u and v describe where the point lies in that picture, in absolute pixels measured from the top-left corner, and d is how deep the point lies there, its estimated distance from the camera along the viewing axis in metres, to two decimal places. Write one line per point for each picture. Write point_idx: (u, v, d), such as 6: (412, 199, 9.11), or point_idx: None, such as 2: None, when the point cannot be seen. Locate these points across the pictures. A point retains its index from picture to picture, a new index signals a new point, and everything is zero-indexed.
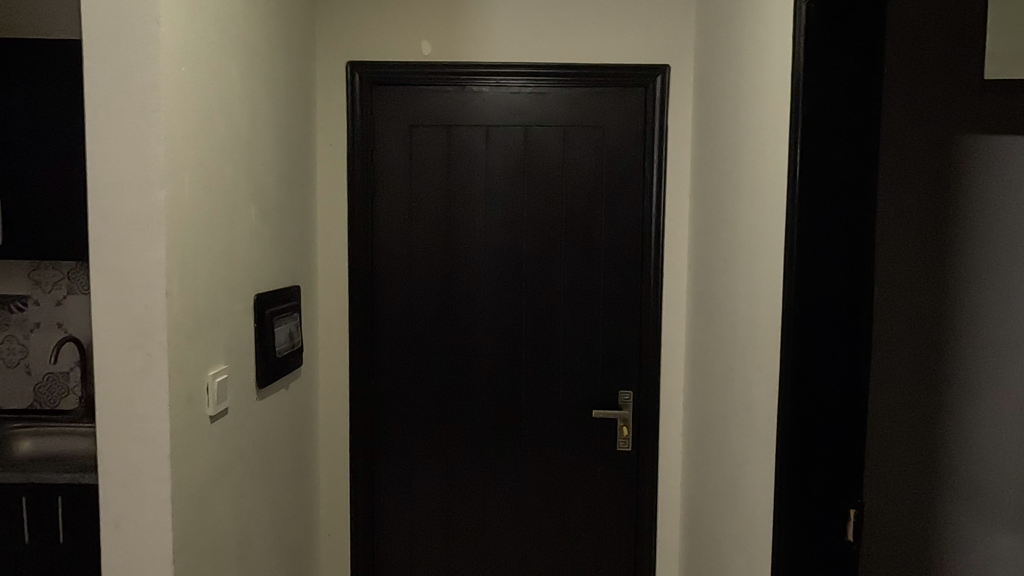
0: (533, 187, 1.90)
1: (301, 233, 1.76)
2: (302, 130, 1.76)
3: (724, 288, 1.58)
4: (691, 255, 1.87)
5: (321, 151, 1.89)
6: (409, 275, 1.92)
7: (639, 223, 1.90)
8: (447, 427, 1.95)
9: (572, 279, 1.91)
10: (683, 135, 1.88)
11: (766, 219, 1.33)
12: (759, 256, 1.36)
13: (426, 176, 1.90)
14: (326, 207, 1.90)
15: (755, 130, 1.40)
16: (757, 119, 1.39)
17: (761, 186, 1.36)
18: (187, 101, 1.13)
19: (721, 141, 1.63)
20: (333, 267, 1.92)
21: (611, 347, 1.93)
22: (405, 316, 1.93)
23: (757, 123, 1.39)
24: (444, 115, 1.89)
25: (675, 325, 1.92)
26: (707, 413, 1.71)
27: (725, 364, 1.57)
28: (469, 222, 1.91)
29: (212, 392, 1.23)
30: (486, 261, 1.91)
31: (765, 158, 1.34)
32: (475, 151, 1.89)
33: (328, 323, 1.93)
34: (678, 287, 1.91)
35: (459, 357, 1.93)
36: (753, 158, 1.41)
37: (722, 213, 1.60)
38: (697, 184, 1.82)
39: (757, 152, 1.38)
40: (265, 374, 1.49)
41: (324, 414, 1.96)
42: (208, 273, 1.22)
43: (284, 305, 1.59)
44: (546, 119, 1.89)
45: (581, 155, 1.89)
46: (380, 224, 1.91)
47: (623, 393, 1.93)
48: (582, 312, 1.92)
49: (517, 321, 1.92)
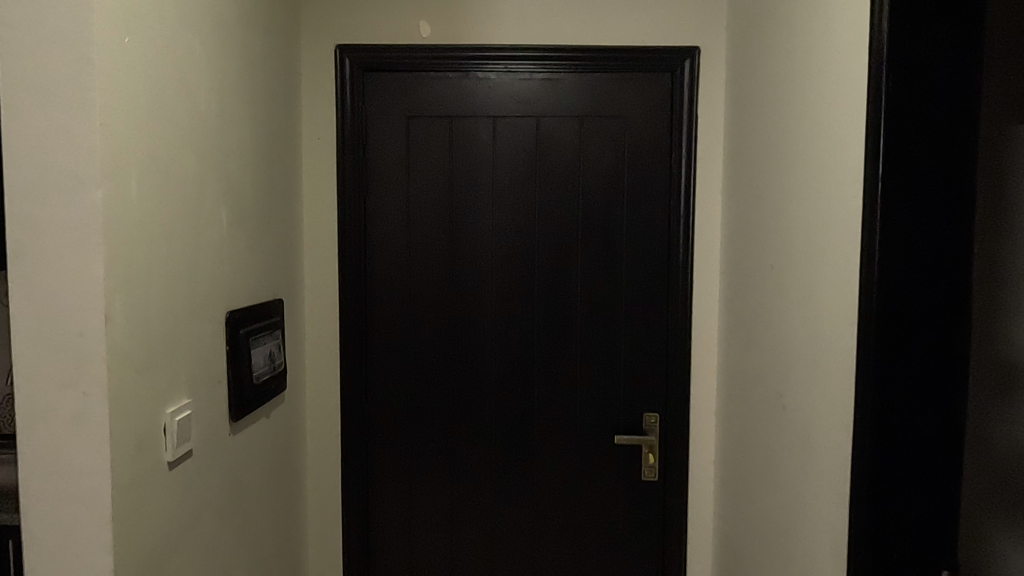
0: (545, 185, 1.69)
1: (285, 240, 1.55)
2: (284, 123, 1.54)
3: (772, 301, 1.37)
4: (725, 261, 1.66)
5: (308, 147, 1.68)
6: (407, 285, 1.71)
7: (666, 226, 1.69)
8: (450, 456, 1.74)
9: (590, 291, 1.71)
10: (715, 126, 1.67)
11: (831, 223, 1.12)
12: (822, 266, 1.15)
13: (425, 173, 1.69)
14: (314, 209, 1.69)
15: (813, 118, 1.19)
16: (816, 104, 1.18)
17: (822, 183, 1.15)
18: (132, 80, 0.92)
19: (764, 132, 1.42)
20: (321, 277, 1.71)
21: (634, 366, 1.72)
22: (402, 333, 1.72)
23: (817, 111, 1.18)
24: (446, 105, 1.68)
25: (706, 340, 1.71)
26: (748, 442, 1.50)
27: (774, 389, 1.36)
28: (473, 225, 1.70)
29: (170, 435, 1.03)
30: (494, 268, 1.71)
31: (828, 151, 1.13)
32: (481, 146, 1.69)
33: (316, 339, 1.72)
34: (710, 297, 1.71)
35: (464, 378, 1.72)
36: (811, 151, 1.20)
37: (767, 216, 1.40)
38: (732, 181, 1.61)
39: (817, 143, 1.17)
40: (241, 405, 1.28)
41: (313, 441, 1.75)
42: (164, 290, 1.01)
43: (263, 321, 1.38)
44: (561, 108, 1.68)
45: (600, 149, 1.69)
46: (375, 228, 1.70)
47: (649, 416, 1.73)
48: (601, 326, 1.71)
49: (529, 336, 1.72)
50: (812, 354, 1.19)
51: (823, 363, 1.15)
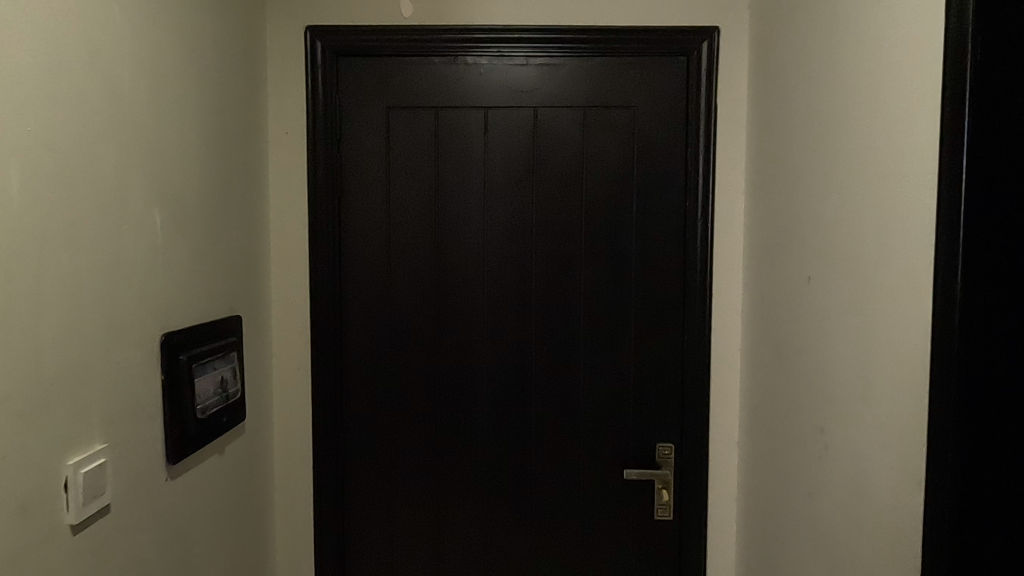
0: (543, 186, 1.49)
1: (244, 248, 1.35)
2: (243, 115, 1.35)
3: (809, 320, 1.17)
4: (749, 271, 1.46)
5: (275, 143, 1.48)
6: (388, 299, 1.51)
7: (680, 231, 1.49)
8: (438, 492, 1.54)
9: (595, 306, 1.51)
10: (737, 118, 1.47)
11: (892, 227, 0.92)
12: (880, 279, 0.95)
13: (408, 172, 1.49)
14: (282, 212, 1.49)
15: (867, 99, 0.98)
16: (870, 83, 0.98)
17: (880, 178, 0.94)
18: (10, 47, 0.73)
19: (798, 124, 1.22)
20: (290, 289, 1.51)
21: (645, 389, 1.52)
22: (382, 353, 1.52)
23: (871, 92, 0.97)
24: (431, 94, 1.48)
25: (726, 360, 1.51)
26: (780, 481, 1.29)
27: (814, 423, 1.15)
28: (462, 231, 1.50)
29: (74, 490, 0.82)
30: (485, 279, 1.51)
31: (888, 139, 0.93)
32: (472, 141, 1.49)
33: (285, 360, 1.52)
34: (731, 312, 1.50)
35: (452, 403, 1.52)
36: (864, 140, 0.99)
37: (802, 220, 1.20)
38: (758, 181, 1.41)
39: (872, 130, 0.97)
40: (183, 443, 1.08)
41: (283, 475, 1.54)
42: (65, 312, 0.81)
43: (212, 344, 1.18)
44: (561, 97, 1.48)
45: (605, 145, 1.49)
46: (352, 234, 1.50)
47: (662, 447, 1.52)
48: (608, 345, 1.51)
49: (526, 357, 1.51)
50: (867, 385, 0.98)
51: (881, 397, 0.95)
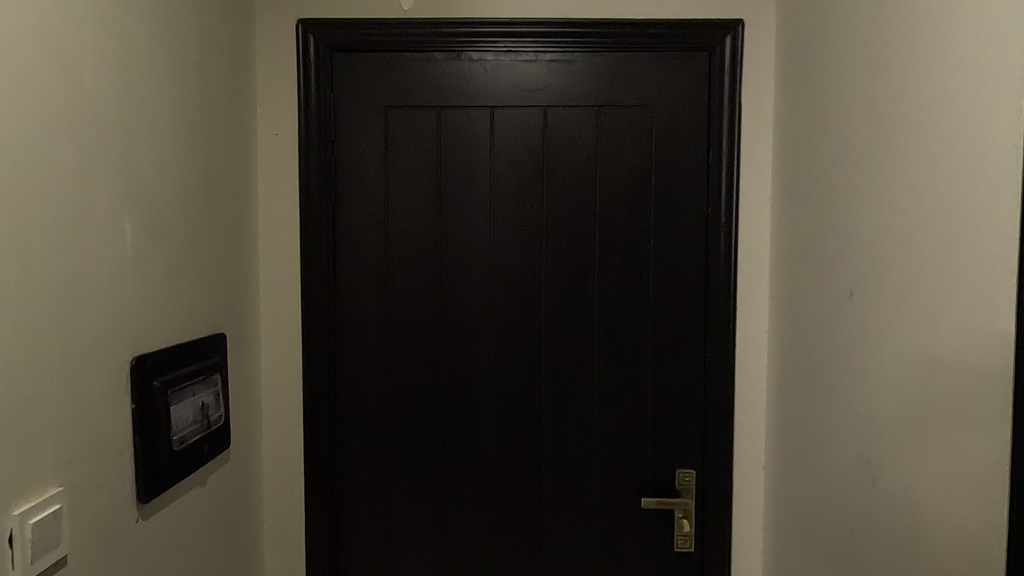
0: (554, 191, 1.39)
1: (228, 260, 1.24)
2: (229, 115, 1.24)
3: (853, 341, 1.07)
4: (777, 285, 1.35)
5: (264, 146, 1.37)
6: (386, 315, 1.40)
7: (701, 241, 1.39)
8: (441, 522, 1.43)
9: (610, 321, 1.40)
10: (763, 119, 1.37)
11: (964, 242, 0.81)
12: (949, 297, 0.84)
13: (408, 176, 1.39)
14: (271, 221, 1.39)
15: (927, 96, 0.88)
16: (933, 79, 0.87)
17: (946, 185, 0.84)
18: None
19: (837, 126, 1.12)
20: (281, 305, 1.40)
21: (665, 412, 1.41)
22: (380, 372, 1.41)
23: (934, 88, 0.87)
24: (433, 93, 1.37)
25: (750, 379, 1.40)
26: (815, 514, 1.18)
27: (860, 455, 1.04)
28: (467, 241, 1.39)
29: (21, 545, 0.71)
30: (491, 292, 1.40)
31: (957, 142, 0.82)
32: (476, 144, 1.38)
33: (275, 380, 1.41)
34: (757, 328, 1.40)
35: (456, 427, 1.41)
36: (925, 142, 0.89)
37: (843, 230, 1.09)
38: (787, 187, 1.30)
39: (934, 131, 0.86)
40: (157, 478, 0.96)
41: (272, 505, 1.43)
42: (13, 337, 0.71)
43: (192, 367, 1.07)
44: (573, 96, 1.37)
45: (621, 147, 1.38)
46: (348, 244, 1.39)
47: (682, 474, 1.41)
48: (624, 365, 1.40)
49: (536, 376, 1.40)
50: (932, 416, 0.87)
51: (952, 432, 0.84)
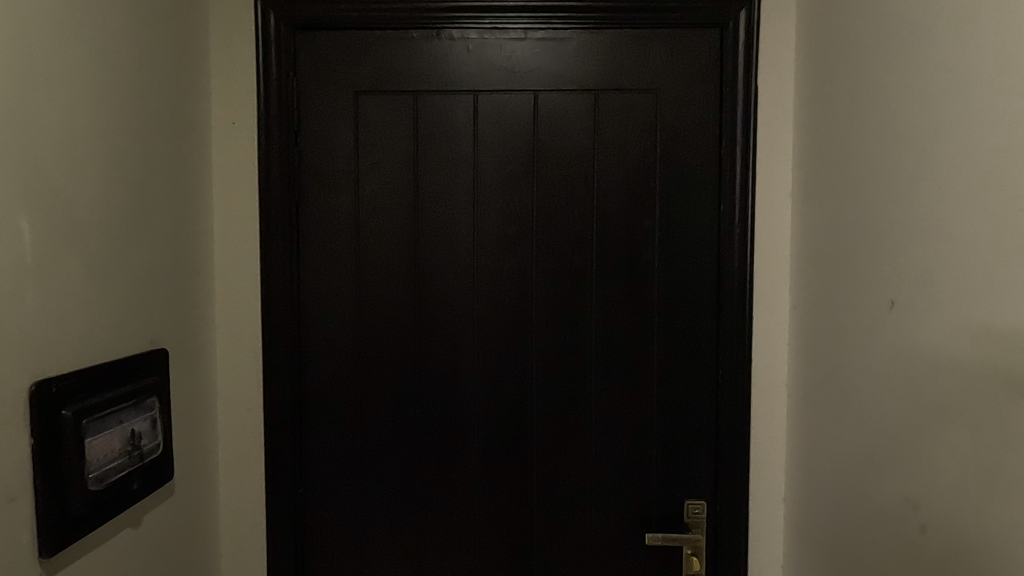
0: (546, 186, 1.23)
1: (172, 265, 1.09)
2: (172, 100, 1.09)
3: (896, 359, 0.90)
4: (799, 292, 1.19)
5: (220, 136, 1.22)
6: (358, 326, 1.25)
7: (713, 242, 1.23)
8: (420, 559, 1.27)
9: (609, 332, 1.24)
10: (784, 104, 1.21)
11: None
12: None
13: (381, 170, 1.23)
14: (228, 221, 1.23)
15: (1001, 65, 0.72)
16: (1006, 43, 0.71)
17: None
18: None
19: (874, 108, 0.96)
20: (239, 315, 1.24)
21: (672, 436, 1.25)
22: (351, 391, 1.25)
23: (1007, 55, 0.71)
24: (409, 76, 1.22)
25: (768, 399, 1.24)
26: (847, 559, 1.02)
27: (904, 496, 0.88)
28: (447, 243, 1.24)
29: None
30: (475, 299, 1.24)
31: None
32: (458, 133, 1.23)
33: (232, 399, 1.25)
34: (775, 340, 1.23)
35: (438, 452, 1.26)
36: (995, 122, 0.73)
37: (883, 228, 0.93)
38: (812, 181, 1.14)
39: (1010, 108, 0.71)
40: (67, 523, 0.81)
41: (229, 539, 1.27)
42: None
43: (119, 390, 0.92)
44: (567, 79, 1.22)
45: (621, 136, 1.22)
46: (314, 247, 1.24)
47: (691, 505, 1.25)
48: (625, 382, 1.24)
49: (526, 394, 1.25)
50: (1005, 457, 0.71)
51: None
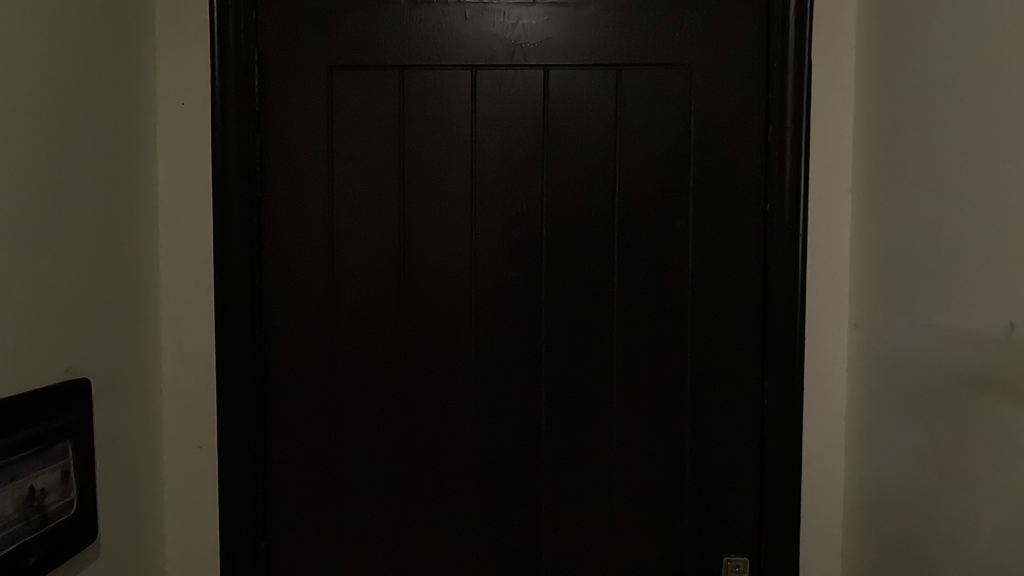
0: (558, 180, 1.03)
1: (99, 276, 0.88)
2: (99, 72, 0.88)
3: (1015, 399, 0.71)
4: (864, 309, 0.99)
5: (165, 118, 1.01)
6: (332, 347, 1.04)
7: (757, 248, 1.03)
8: None
9: (633, 354, 1.04)
10: (843, 83, 1.01)
11: None
12: None
13: (362, 159, 1.03)
14: (174, 220, 1.02)
15: None
16: None
17: None
18: None
19: (977, 82, 0.77)
20: (188, 333, 1.03)
21: (707, 479, 1.05)
22: (324, 423, 1.05)
23: None
24: (393, 47, 1.02)
25: (823, 436, 1.04)
26: None
27: None
28: (440, 246, 1.04)
29: None
30: (474, 314, 1.04)
31: None
32: (453, 117, 1.02)
33: (180, 436, 1.04)
34: (833, 366, 1.03)
35: (429, 498, 1.05)
36: None
37: (996, 231, 0.74)
38: (883, 174, 0.94)
39: None
40: None
41: None
42: None
43: (13, 439, 0.72)
44: (584, 53, 1.02)
45: (648, 121, 1.02)
46: (280, 252, 1.03)
47: (731, 562, 1.04)
48: (653, 414, 1.04)
49: (535, 427, 1.04)
50: None
51: None
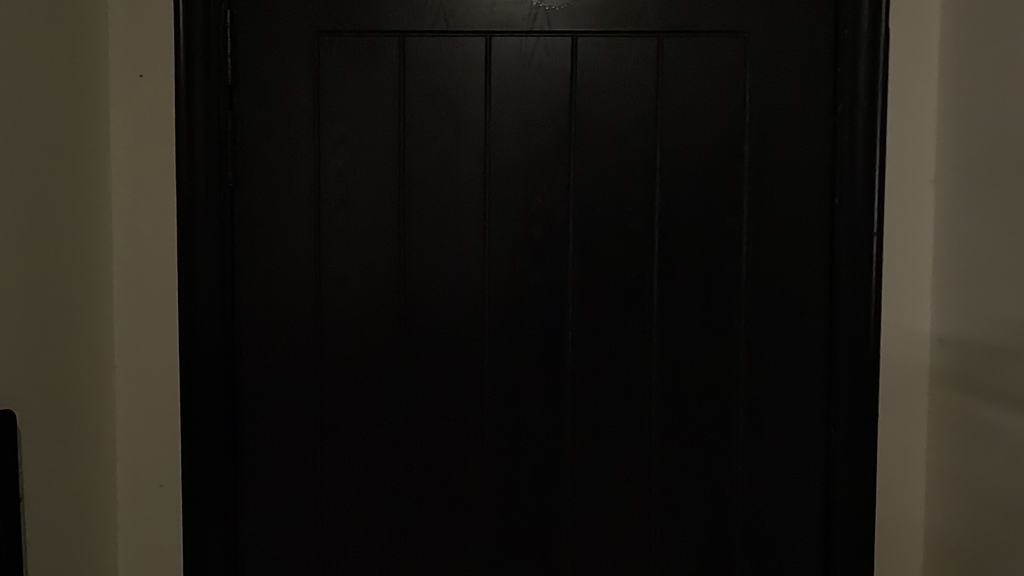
0: (586, 167, 0.87)
1: (29, 282, 0.72)
2: (32, 32, 0.72)
3: None
4: (951, 321, 0.83)
5: (121, 93, 0.85)
6: (319, 365, 0.88)
7: (823, 248, 0.87)
8: None
9: (676, 373, 0.88)
10: (924, 54, 0.85)
11: None
12: None
13: (354, 142, 0.87)
14: (132, 214, 0.86)
15: None
16: None
17: None
18: None
19: None
20: (147, 349, 0.86)
21: (763, 522, 0.88)
22: (309, 455, 0.88)
23: None
24: (391, 9, 0.86)
25: (901, 470, 0.87)
26: None
27: None
28: (447, 245, 0.87)
29: None
30: (487, 326, 0.88)
31: None
32: (463, 92, 0.86)
33: (139, 471, 0.87)
34: (913, 388, 0.87)
35: (433, 543, 0.89)
36: None
37: None
38: (977, 162, 0.79)
39: None
40: None
41: None
42: None
43: None
44: (618, 17, 0.86)
45: (693, 99, 0.86)
46: (258, 253, 0.87)
47: None
48: (699, 444, 0.88)
49: (559, 459, 0.88)
50: None
51: None
